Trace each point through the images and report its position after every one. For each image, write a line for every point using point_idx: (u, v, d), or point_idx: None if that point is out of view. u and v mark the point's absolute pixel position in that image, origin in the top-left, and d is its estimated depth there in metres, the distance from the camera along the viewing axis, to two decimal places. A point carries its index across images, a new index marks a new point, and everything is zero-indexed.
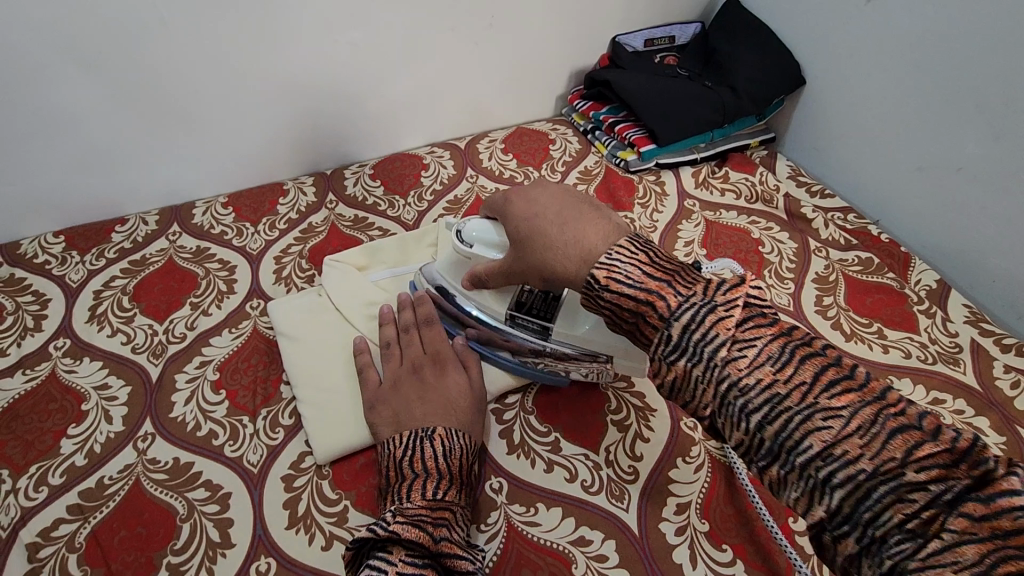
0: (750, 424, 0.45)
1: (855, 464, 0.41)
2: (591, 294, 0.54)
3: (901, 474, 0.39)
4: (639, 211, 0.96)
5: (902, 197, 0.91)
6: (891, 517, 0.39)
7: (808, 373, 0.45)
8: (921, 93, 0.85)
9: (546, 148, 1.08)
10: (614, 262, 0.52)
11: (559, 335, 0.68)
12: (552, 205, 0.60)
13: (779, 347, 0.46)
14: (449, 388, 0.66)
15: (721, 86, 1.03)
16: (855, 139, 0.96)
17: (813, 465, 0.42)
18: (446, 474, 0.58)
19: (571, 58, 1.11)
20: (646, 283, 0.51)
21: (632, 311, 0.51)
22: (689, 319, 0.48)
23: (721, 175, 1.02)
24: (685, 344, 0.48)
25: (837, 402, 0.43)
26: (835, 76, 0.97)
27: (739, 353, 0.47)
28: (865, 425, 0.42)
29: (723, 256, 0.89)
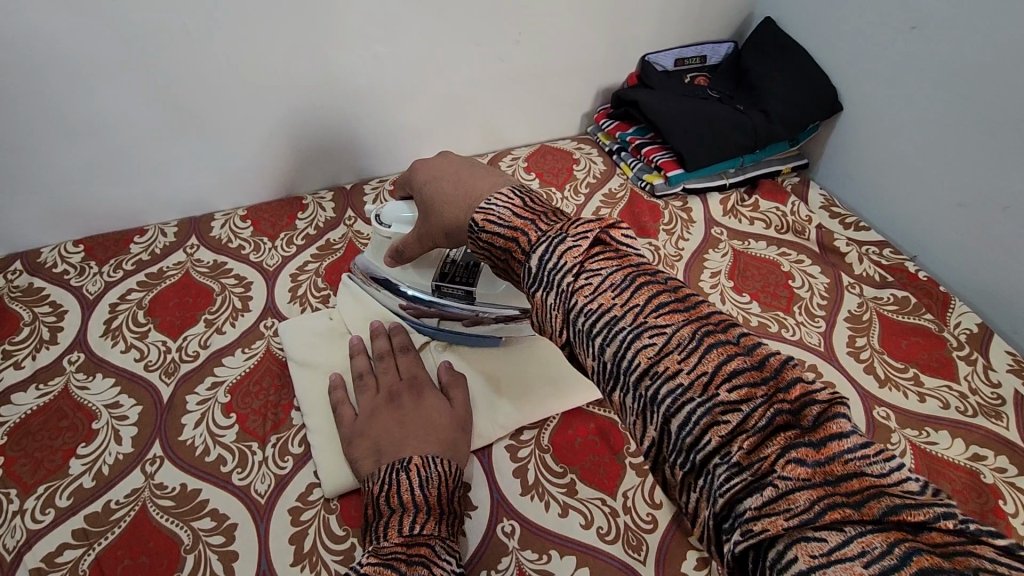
0: (596, 348, 0.42)
1: (675, 380, 0.38)
2: (473, 237, 0.53)
3: (715, 394, 0.37)
4: (664, 238, 0.93)
5: (943, 234, 0.87)
6: (709, 441, 0.36)
7: (642, 297, 0.41)
8: (966, 126, 0.81)
9: (570, 168, 1.05)
10: (490, 206, 0.51)
11: (483, 298, 0.70)
12: (444, 168, 0.61)
13: (624, 276, 0.43)
14: (429, 414, 0.64)
15: (754, 109, 1.00)
16: (893, 170, 0.92)
17: (642, 383, 0.40)
18: (424, 506, 0.55)
19: (598, 76, 1.09)
20: (514, 222, 0.49)
21: (503, 249, 0.50)
22: (542, 252, 0.45)
23: (751, 203, 0.98)
24: (543, 276, 0.45)
25: (664, 320, 0.40)
26: (873, 104, 0.93)
27: (586, 282, 0.43)
28: (684, 341, 0.39)
29: (751, 290, 0.86)
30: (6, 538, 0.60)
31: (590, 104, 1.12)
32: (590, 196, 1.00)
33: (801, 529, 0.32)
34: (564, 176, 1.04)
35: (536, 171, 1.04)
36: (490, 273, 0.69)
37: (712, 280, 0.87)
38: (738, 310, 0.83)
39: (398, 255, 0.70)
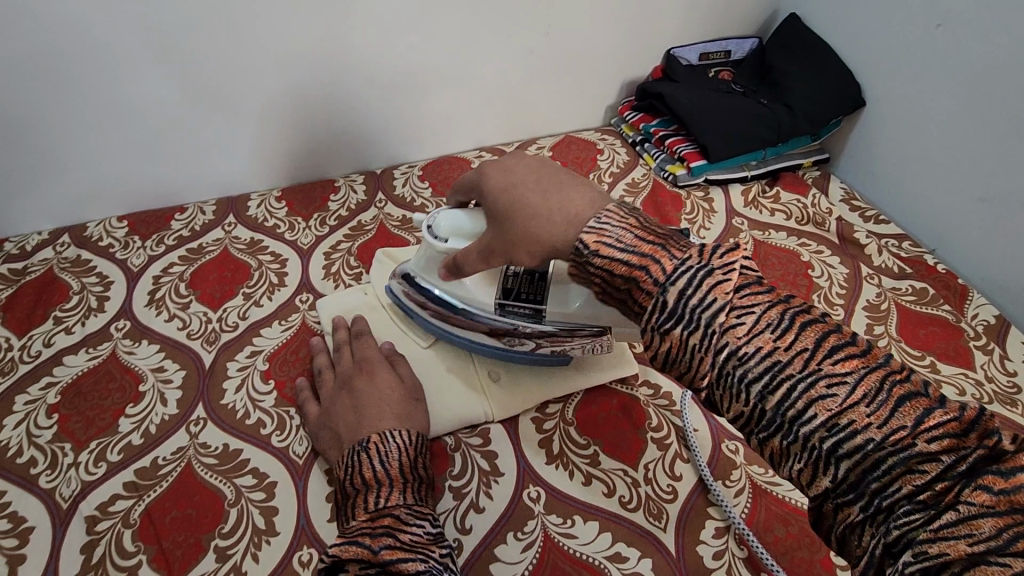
0: (751, 396, 0.41)
1: (865, 432, 0.37)
2: (579, 262, 0.50)
3: (912, 444, 0.36)
4: (686, 226, 0.95)
5: (963, 228, 0.89)
6: (899, 488, 0.36)
7: (810, 341, 0.41)
8: (991, 122, 0.82)
9: (594, 157, 1.08)
10: (605, 227, 0.49)
11: (553, 317, 0.66)
12: (528, 175, 0.56)
13: (780, 313, 0.42)
14: (383, 390, 0.65)
15: (777, 104, 1.02)
16: (914, 165, 0.94)
17: (817, 436, 0.38)
18: (387, 479, 0.56)
19: (623, 69, 1.11)
20: (639, 247, 0.47)
21: (624, 277, 0.47)
22: (685, 284, 0.44)
23: (772, 194, 1.00)
24: (683, 313, 0.43)
25: (840, 368, 0.39)
26: (897, 99, 0.95)
27: (737, 320, 0.43)
28: (871, 393, 0.38)
29: (771, 278, 0.88)
30: (63, 488, 0.64)
31: (614, 96, 1.14)
32: (614, 185, 1.03)
33: (987, 557, 0.33)
34: (588, 165, 1.06)
35: (560, 159, 1.07)
36: (563, 289, 0.65)
37: None
38: None
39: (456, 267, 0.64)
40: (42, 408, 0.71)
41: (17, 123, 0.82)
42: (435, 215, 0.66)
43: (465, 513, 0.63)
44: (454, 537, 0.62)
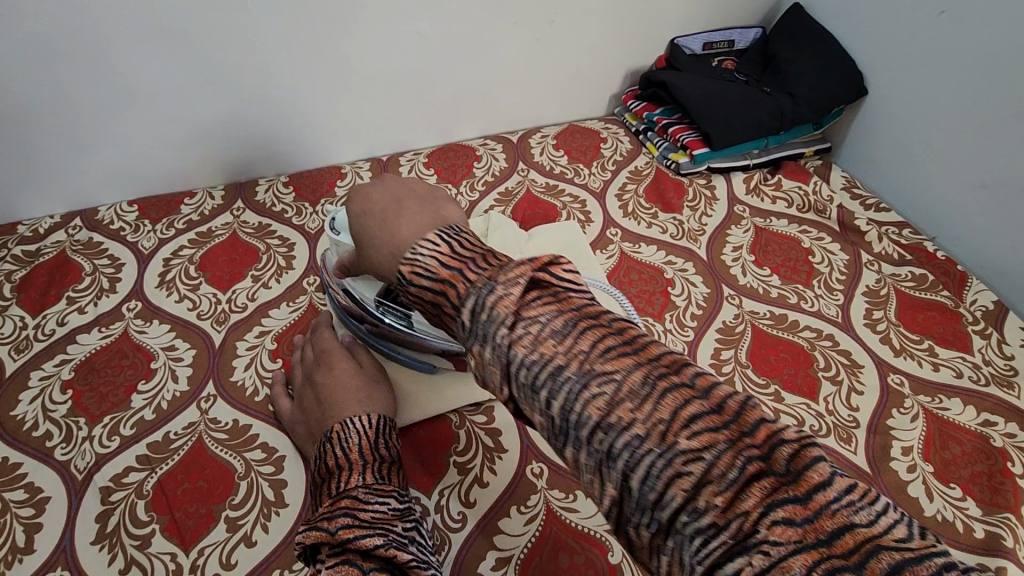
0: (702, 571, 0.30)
1: (711, 517, 0.30)
2: (399, 290, 0.46)
3: (757, 531, 0.29)
4: (688, 213, 0.96)
5: (965, 215, 0.89)
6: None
7: (664, 411, 0.33)
8: (993, 108, 0.83)
9: (597, 146, 1.09)
10: (415, 256, 0.44)
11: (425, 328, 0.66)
12: (376, 203, 0.55)
13: (604, 343, 0.37)
14: (345, 380, 0.66)
15: (779, 92, 1.02)
16: (918, 153, 0.94)
17: (674, 519, 0.31)
18: (348, 465, 0.56)
19: (628, 59, 1.12)
20: (441, 272, 0.43)
21: (431, 304, 0.43)
22: (474, 304, 0.39)
23: (774, 182, 1.01)
24: (479, 332, 0.39)
25: (698, 442, 0.32)
26: (900, 87, 0.95)
27: (526, 330, 0.38)
28: (726, 472, 0.31)
29: (772, 264, 0.89)
30: (77, 460, 0.66)
31: (618, 85, 1.15)
32: (616, 173, 1.04)
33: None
34: (591, 153, 1.07)
35: (564, 148, 1.08)
36: None
37: (734, 253, 0.91)
38: (758, 281, 0.87)
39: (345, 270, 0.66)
40: (57, 384, 0.73)
41: (29, 107, 0.83)
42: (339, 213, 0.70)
43: (471, 486, 0.65)
44: (459, 510, 0.63)
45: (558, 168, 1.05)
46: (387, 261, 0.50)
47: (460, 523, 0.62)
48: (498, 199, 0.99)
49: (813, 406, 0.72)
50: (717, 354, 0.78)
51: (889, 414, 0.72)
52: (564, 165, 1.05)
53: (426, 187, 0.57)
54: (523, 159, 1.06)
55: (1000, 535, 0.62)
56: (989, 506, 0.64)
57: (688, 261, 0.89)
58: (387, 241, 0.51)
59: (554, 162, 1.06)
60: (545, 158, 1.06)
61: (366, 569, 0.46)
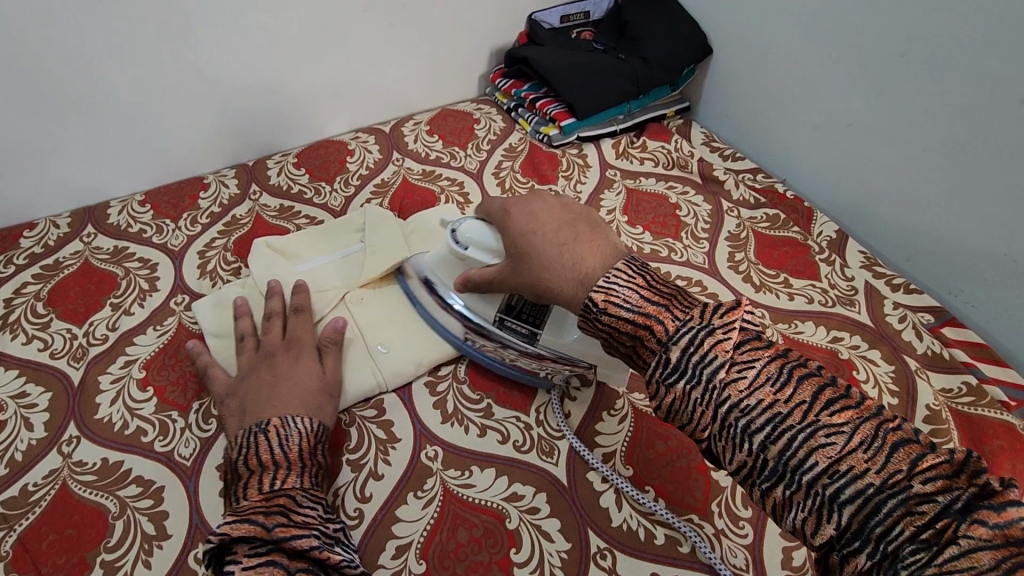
0: (754, 446, 0.48)
1: (863, 478, 0.44)
2: (590, 317, 0.58)
3: (909, 486, 0.43)
4: (563, 183, 0.99)
5: (804, 155, 0.98)
6: (815, 462, 0.45)
7: (806, 393, 0.48)
8: (812, 55, 0.91)
9: (471, 127, 1.09)
10: (612, 286, 0.57)
11: (545, 342, 0.68)
12: (549, 223, 0.65)
13: (777, 368, 0.50)
14: (303, 372, 0.66)
15: (633, 57, 1.06)
16: (760, 103, 1.02)
17: (820, 483, 0.45)
18: (283, 463, 0.57)
19: (490, 38, 1.12)
20: (644, 307, 0.55)
21: (630, 333, 0.56)
22: (687, 342, 0.52)
23: (640, 144, 1.05)
24: (687, 369, 0.51)
25: (837, 419, 0.47)
26: (737, 43, 1.02)
27: (739, 373, 0.50)
28: (867, 439, 0.45)
29: (644, 222, 0.94)
30: None
31: (485, 64, 1.16)
32: (492, 152, 1.05)
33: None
34: (466, 135, 1.07)
35: (438, 133, 1.08)
36: (561, 321, 0.67)
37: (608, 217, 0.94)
38: (632, 240, 0.91)
39: (469, 283, 0.70)
40: None
41: None
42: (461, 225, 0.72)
43: (365, 481, 0.64)
44: (355, 507, 0.63)
45: (433, 154, 1.04)
46: (566, 281, 0.61)
47: (356, 519, 0.62)
48: (375, 191, 0.98)
49: None
50: None
51: None
52: (439, 150, 1.05)
53: (582, 212, 0.68)
54: (397, 148, 1.05)
55: None
56: None
57: None
58: (565, 265, 0.61)
59: (429, 148, 1.05)
60: (420, 146, 1.05)
61: (297, 568, 0.49)
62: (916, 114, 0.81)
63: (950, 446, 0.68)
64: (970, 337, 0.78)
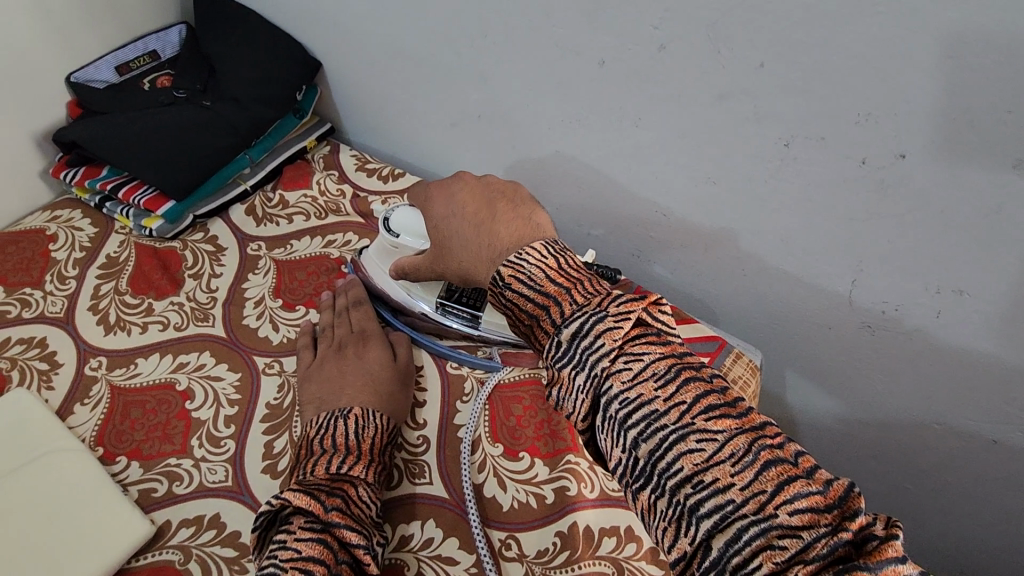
0: (629, 442, 0.42)
1: (725, 494, 0.37)
2: (496, 292, 0.54)
3: (773, 514, 0.36)
4: (191, 285, 0.77)
5: (460, 154, 0.87)
6: (682, 468, 0.39)
7: (690, 395, 0.41)
8: (412, 49, 0.78)
9: (45, 250, 0.80)
10: (522, 263, 0.52)
11: (489, 325, 0.69)
12: (467, 201, 0.60)
13: (667, 365, 0.43)
14: (377, 365, 0.65)
15: (223, 100, 0.85)
16: (395, 109, 0.88)
17: (683, 491, 0.39)
18: (355, 450, 0.56)
19: (24, 124, 0.82)
20: (546, 287, 0.50)
21: (530, 313, 0.51)
22: (577, 328, 0.46)
23: (278, 199, 0.86)
24: (576, 356, 0.46)
25: (714, 426, 0.40)
26: (339, 51, 0.86)
27: (625, 365, 0.44)
28: (738, 452, 0.38)
29: (303, 298, 0.76)
30: None
31: (42, 157, 0.85)
32: (82, 276, 0.78)
33: None
34: (39, 266, 0.78)
35: None
36: None
37: (256, 309, 0.75)
38: (291, 331, 0.73)
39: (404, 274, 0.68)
40: None
41: None
42: (394, 213, 0.71)
43: None
44: None
45: None
46: (475, 265, 0.57)
47: None
48: None
49: None
50: (268, 451, 0.63)
51: (455, 411, 0.67)
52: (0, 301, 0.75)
53: (508, 185, 0.61)
54: None
55: (565, 486, 0.60)
56: (552, 459, 0.63)
57: (204, 351, 0.71)
58: (476, 248, 0.57)
59: None
60: None
61: (340, 561, 0.47)
62: (526, 94, 0.73)
63: None
64: None
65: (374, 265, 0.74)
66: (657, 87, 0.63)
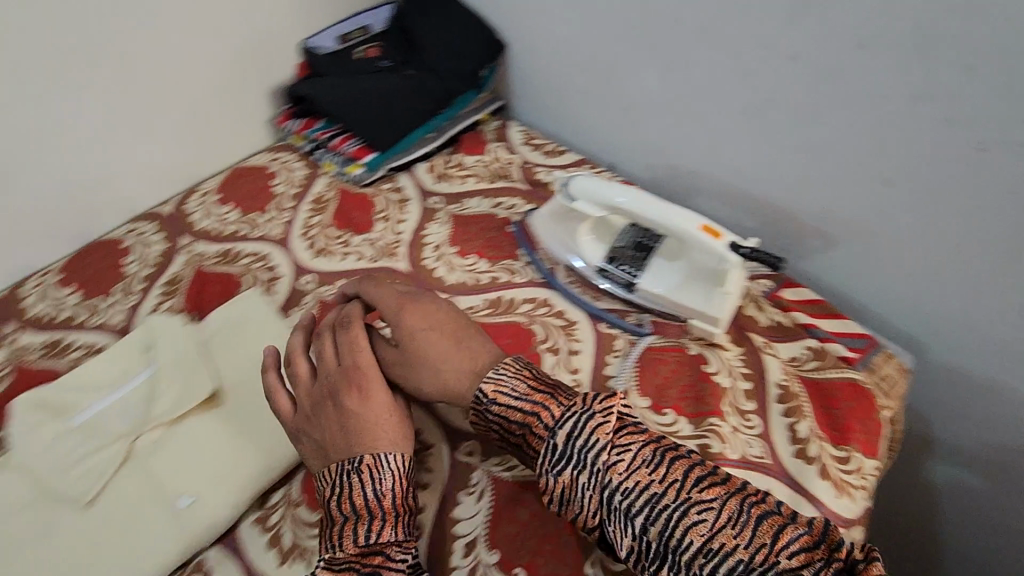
0: (637, 527, 0.49)
1: (736, 555, 0.46)
2: (480, 407, 0.58)
3: (777, 562, 0.46)
4: (381, 227, 0.90)
5: (624, 137, 0.93)
6: (691, 541, 0.47)
7: (679, 472, 0.50)
8: (599, 35, 0.86)
9: (268, 184, 0.96)
10: (501, 377, 0.58)
11: (643, 293, 0.73)
12: (424, 330, 0.62)
13: (653, 451, 0.52)
14: (434, 346, 0.61)
15: (423, 71, 0.95)
16: (568, 90, 0.96)
17: (697, 563, 0.47)
18: (379, 511, 0.53)
19: (264, 77, 0.98)
20: (532, 395, 0.56)
21: (519, 421, 0.56)
22: (571, 428, 0.52)
23: (457, 162, 0.97)
24: (578, 456, 0.51)
25: (707, 495, 0.49)
26: (527, 34, 0.95)
27: (617, 456, 0.51)
28: (734, 514, 0.48)
29: (476, 249, 0.86)
30: None
31: (270, 107, 1.02)
32: (296, 208, 0.93)
33: None
34: (264, 196, 0.94)
35: (231, 200, 0.94)
36: (659, 271, 0.73)
37: (435, 253, 0.86)
38: (466, 275, 0.83)
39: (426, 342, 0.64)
40: None
41: None
42: (573, 180, 0.74)
43: None
44: None
45: (229, 227, 0.91)
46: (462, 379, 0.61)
47: None
48: (165, 291, 0.84)
49: None
50: None
51: (606, 364, 0.73)
52: (235, 221, 0.91)
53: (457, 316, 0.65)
54: (184, 232, 0.90)
55: (708, 444, 0.66)
56: (696, 418, 0.68)
57: (392, 282, 0.83)
58: (457, 369, 0.61)
59: (223, 222, 0.91)
60: (211, 222, 0.91)
61: None
62: (707, 82, 0.78)
63: (804, 421, 0.67)
64: (808, 295, 0.78)
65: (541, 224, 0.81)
66: (848, 84, 0.66)
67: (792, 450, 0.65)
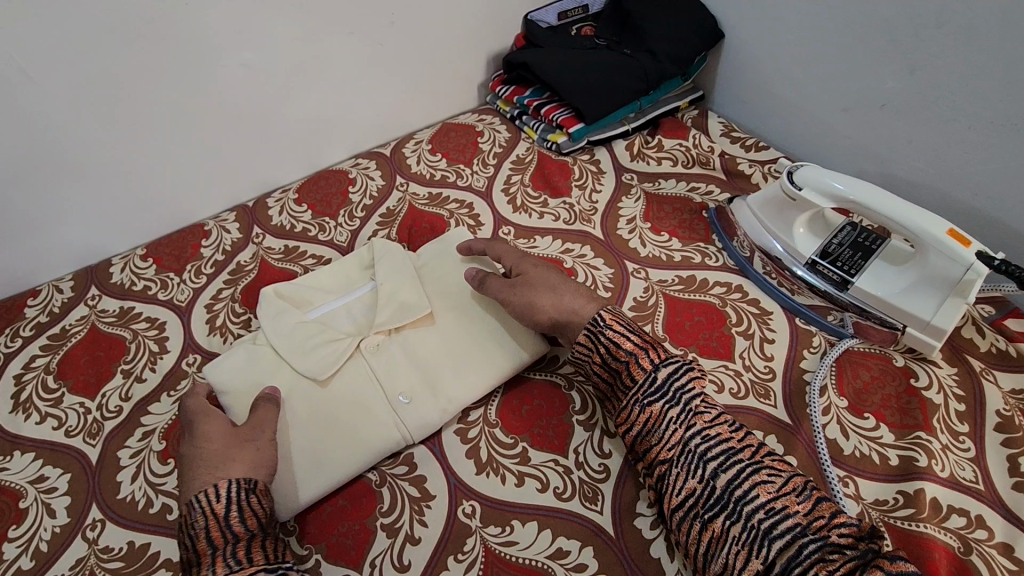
0: (706, 471, 0.54)
1: (795, 517, 0.50)
2: (595, 329, 0.64)
3: (829, 534, 0.48)
4: (577, 194, 0.94)
5: (835, 140, 0.91)
6: (757, 493, 0.51)
7: (756, 440, 0.56)
8: (837, 32, 0.84)
9: (475, 141, 1.03)
10: (616, 310, 0.65)
11: (858, 293, 0.72)
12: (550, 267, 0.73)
13: (734, 417, 0.58)
14: (562, 281, 0.70)
15: (640, 51, 0.99)
16: (782, 86, 0.95)
17: (758, 516, 0.50)
18: (198, 553, 0.52)
19: (485, 44, 1.06)
20: (643, 335, 0.63)
21: (627, 352, 0.62)
22: (673, 369, 0.59)
23: (655, 144, 0.99)
24: (670, 393, 0.58)
25: (779, 466, 0.54)
26: (749, 26, 0.95)
27: (705, 408, 0.57)
28: (799, 485, 0.52)
29: (669, 227, 0.88)
30: None
31: (483, 72, 1.10)
32: (498, 166, 0.99)
33: None
34: (470, 151, 1.02)
35: (441, 151, 1.02)
36: (878, 274, 0.72)
37: (629, 226, 0.89)
38: (659, 250, 0.85)
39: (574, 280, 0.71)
40: None
41: None
42: (802, 167, 0.74)
43: (402, 548, 0.62)
44: None
45: (438, 174, 0.99)
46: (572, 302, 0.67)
47: None
48: (382, 221, 0.93)
49: (731, 366, 0.72)
50: None
51: (802, 356, 0.72)
52: (444, 169, 1.00)
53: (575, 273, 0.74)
54: (400, 172, 1.00)
55: (914, 456, 0.63)
56: (900, 429, 0.65)
57: (586, 244, 0.87)
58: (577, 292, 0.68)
59: (433, 169, 1.00)
60: (423, 167, 1.00)
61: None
62: (959, 90, 0.74)
63: None
64: None
65: (747, 213, 0.82)
66: None
67: (1011, 483, 0.61)
